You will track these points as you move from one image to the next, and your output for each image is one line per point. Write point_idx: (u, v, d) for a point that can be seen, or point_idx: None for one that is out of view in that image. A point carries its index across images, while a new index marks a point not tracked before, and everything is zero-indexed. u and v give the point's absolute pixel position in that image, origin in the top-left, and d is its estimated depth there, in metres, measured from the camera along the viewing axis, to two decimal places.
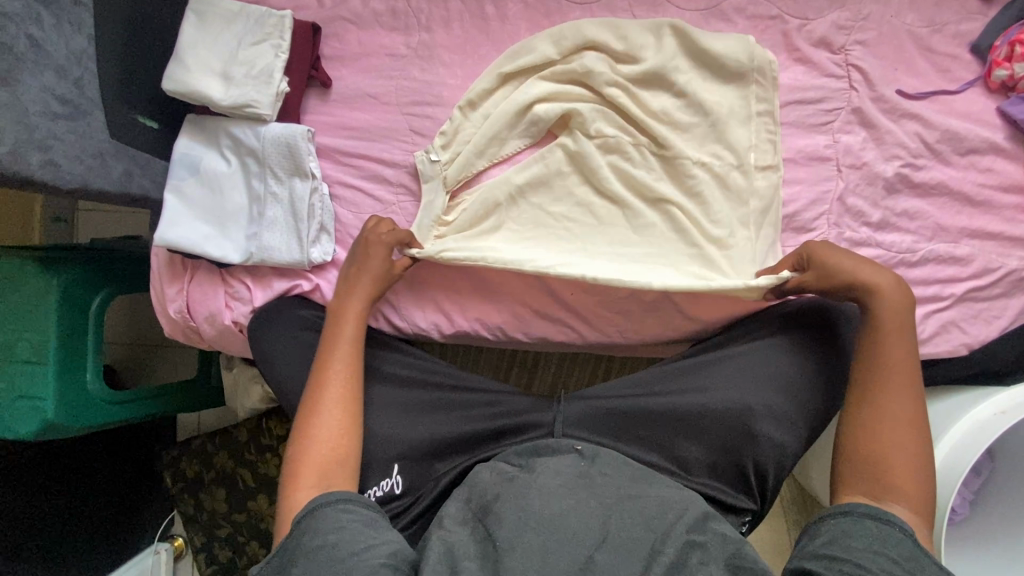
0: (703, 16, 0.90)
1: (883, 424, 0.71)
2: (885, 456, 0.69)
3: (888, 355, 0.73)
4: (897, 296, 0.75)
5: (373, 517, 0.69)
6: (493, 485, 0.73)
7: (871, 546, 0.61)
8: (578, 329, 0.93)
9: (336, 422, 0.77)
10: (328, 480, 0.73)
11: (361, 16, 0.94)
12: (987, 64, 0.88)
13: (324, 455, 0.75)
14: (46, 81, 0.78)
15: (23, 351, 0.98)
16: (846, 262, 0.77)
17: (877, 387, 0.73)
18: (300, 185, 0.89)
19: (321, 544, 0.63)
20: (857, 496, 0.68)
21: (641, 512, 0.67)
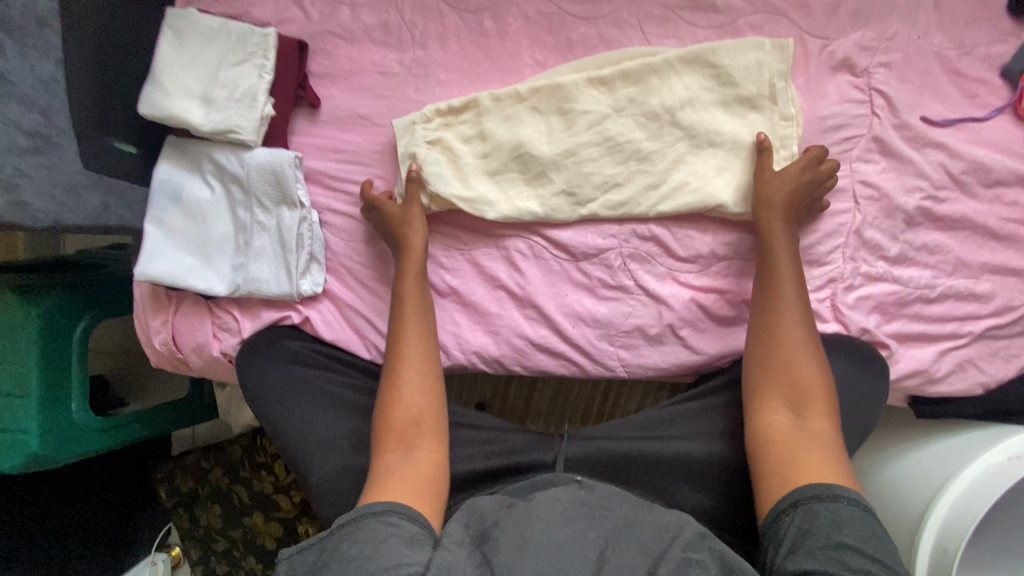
0: (717, 34, 0.84)
1: (777, 385, 0.73)
2: (785, 410, 0.71)
3: (780, 331, 0.75)
4: (789, 257, 0.78)
5: (415, 533, 0.62)
6: (491, 512, 0.68)
7: (832, 534, 0.58)
8: (582, 364, 0.88)
9: (419, 382, 0.76)
10: (410, 440, 0.72)
11: (351, 31, 0.88)
12: (1018, 90, 0.82)
13: (411, 409, 0.74)
14: (11, 114, 0.73)
15: (3, 384, 0.94)
16: (777, 227, 0.78)
17: (773, 355, 0.74)
18: (288, 214, 0.84)
19: (355, 554, 0.59)
20: (780, 422, 0.71)
21: (639, 536, 0.63)
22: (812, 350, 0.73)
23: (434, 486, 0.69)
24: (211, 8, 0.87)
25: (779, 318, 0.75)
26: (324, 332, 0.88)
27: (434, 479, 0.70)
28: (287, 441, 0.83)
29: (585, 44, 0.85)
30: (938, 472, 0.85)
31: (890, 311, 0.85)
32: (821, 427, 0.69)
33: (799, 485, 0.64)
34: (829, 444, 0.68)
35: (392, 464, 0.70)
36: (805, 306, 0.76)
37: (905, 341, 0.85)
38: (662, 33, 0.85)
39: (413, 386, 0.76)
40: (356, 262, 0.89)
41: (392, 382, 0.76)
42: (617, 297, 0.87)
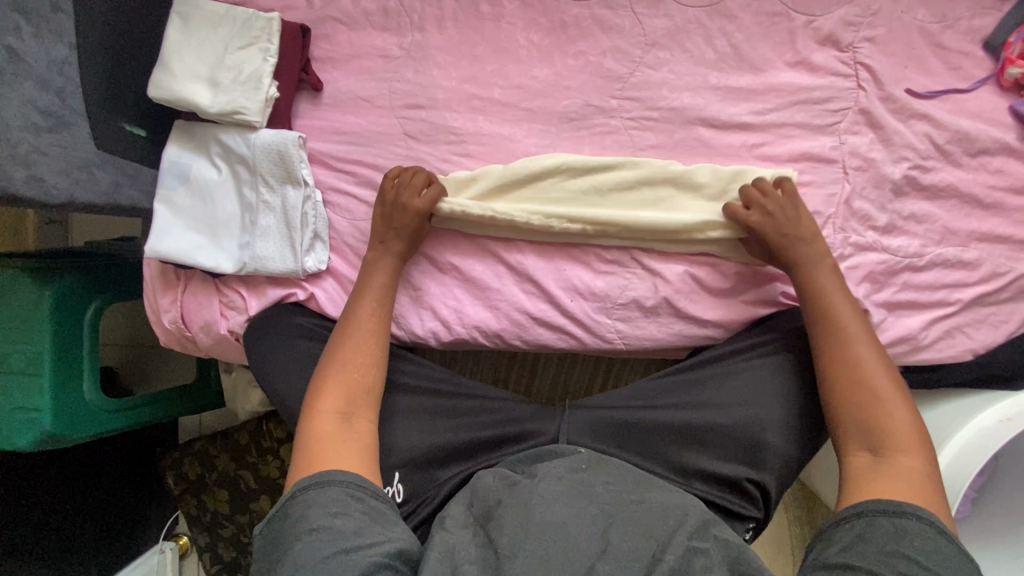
0: (705, 13, 0.87)
1: (855, 427, 0.72)
2: (864, 448, 0.71)
3: (858, 363, 0.75)
4: (846, 298, 0.78)
5: (378, 511, 0.68)
6: (496, 490, 0.71)
7: (889, 543, 0.61)
8: (580, 337, 0.90)
9: (366, 351, 0.80)
10: (353, 409, 0.76)
11: (352, 16, 0.91)
12: (1000, 62, 0.85)
13: (349, 382, 0.77)
14: (27, 94, 0.77)
15: (17, 363, 0.97)
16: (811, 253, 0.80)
17: (849, 396, 0.74)
18: (292, 192, 0.87)
19: (325, 527, 0.63)
20: (863, 453, 0.71)
21: (641, 520, 0.64)
22: (888, 384, 0.73)
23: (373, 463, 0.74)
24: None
25: (852, 358, 0.75)
26: (329, 308, 0.90)
27: (372, 449, 0.75)
28: (296, 412, 0.85)
29: (578, 24, 0.88)
30: (931, 437, 0.87)
31: (880, 280, 0.86)
32: (904, 458, 0.69)
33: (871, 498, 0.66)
34: (916, 475, 0.68)
35: (331, 427, 0.74)
36: (874, 341, 0.76)
37: (896, 309, 0.87)
38: (652, 13, 0.87)
39: (355, 359, 0.79)
40: (359, 241, 0.91)
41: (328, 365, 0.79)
42: (614, 271, 0.89)
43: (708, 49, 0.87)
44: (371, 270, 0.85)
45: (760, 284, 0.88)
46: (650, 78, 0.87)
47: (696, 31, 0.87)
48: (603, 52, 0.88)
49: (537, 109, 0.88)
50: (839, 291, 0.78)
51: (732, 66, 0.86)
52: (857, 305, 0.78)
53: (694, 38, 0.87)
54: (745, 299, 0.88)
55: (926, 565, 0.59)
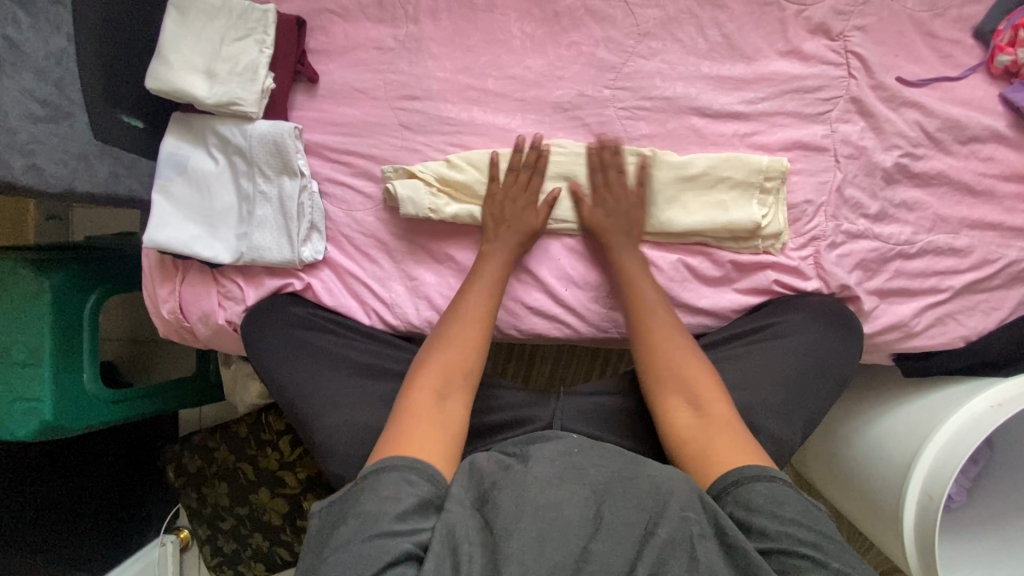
0: (697, 3, 0.87)
1: (671, 384, 0.77)
2: (685, 405, 0.75)
3: (662, 340, 0.80)
4: (646, 277, 0.85)
5: (429, 496, 0.64)
6: (489, 471, 0.68)
7: (772, 509, 0.62)
8: (575, 326, 0.91)
9: (467, 343, 0.79)
10: (446, 391, 0.75)
11: (347, 8, 0.91)
12: (990, 49, 0.85)
13: (449, 368, 0.77)
14: (26, 84, 0.77)
15: (18, 354, 0.98)
16: (616, 243, 0.85)
17: (660, 358, 0.79)
18: (288, 183, 0.88)
19: (370, 513, 0.61)
20: (684, 421, 0.74)
21: (634, 495, 0.62)
22: (685, 351, 0.79)
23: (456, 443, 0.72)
24: None
25: (655, 324, 0.81)
26: (327, 299, 0.92)
27: (459, 431, 0.73)
28: (293, 399, 0.86)
29: (571, 15, 0.89)
30: (926, 422, 0.87)
31: (872, 267, 0.87)
32: (718, 418, 0.73)
33: (733, 468, 0.66)
34: (729, 423, 0.72)
35: (428, 417, 0.72)
36: (677, 323, 0.82)
37: (887, 297, 0.88)
38: (644, 3, 0.88)
39: (456, 350, 0.78)
40: (356, 231, 0.92)
41: (424, 354, 0.78)
42: (608, 260, 0.90)
43: (700, 39, 0.87)
44: (488, 262, 0.85)
45: (753, 272, 0.88)
46: (642, 68, 0.88)
47: (688, 21, 0.87)
48: (596, 42, 0.88)
49: (531, 99, 0.89)
50: (636, 269, 0.84)
51: (724, 56, 0.87)
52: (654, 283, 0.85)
53: (686, 28, 0.87)
54: (740, 288, 0.88)
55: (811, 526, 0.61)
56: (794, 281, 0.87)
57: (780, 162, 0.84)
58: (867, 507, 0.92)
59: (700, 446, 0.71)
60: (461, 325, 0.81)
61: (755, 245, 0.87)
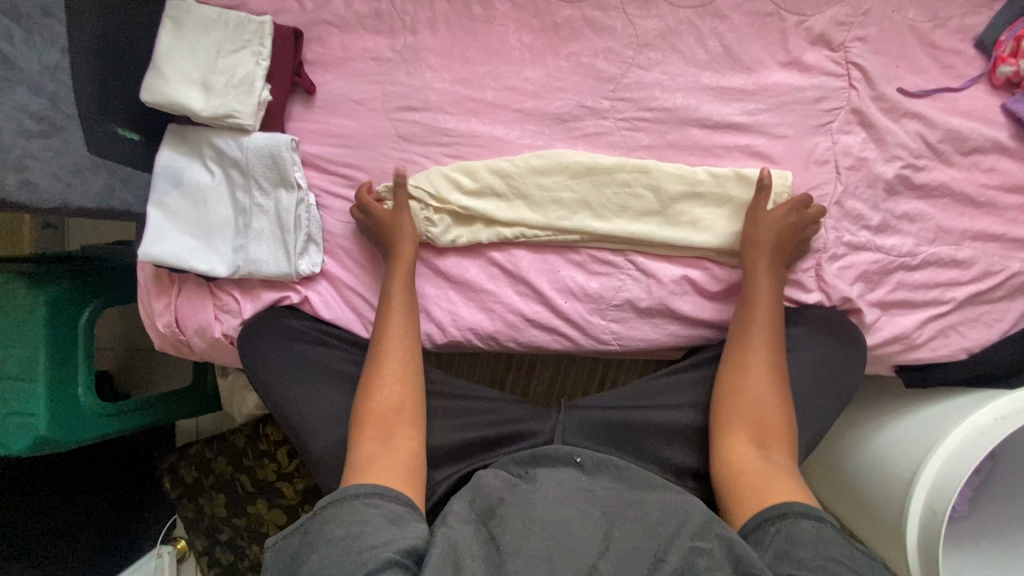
0: (697, 13, 0.86)
1: (743, 420, 0.77)
2: (752, 444, 0.75)
3: (750, 366, 0.79)
4: (770, 304, 0.82)
5: (399, 512, 0.66)
6: (497, 489, 0.70)
7: (817, 546, 0.59)
8: (574, 338, 0.90)
9: (398, 371, 0.80)
10: (391, 428, 0.76)
11: (345, 19, 0.90)
12: (991, 60, 0.85)
13: (387, 407, 0.77)
14: (19, 99, 0.76)
15: (12, 368, 0.97)
16: (761, 267, 0.82)
17: (742, 393, 0.78)
18: (285, 196, 0.87)
19: (342, 534, 0.62)
20: (747, 452, 0.74)
21: (642, 519, 0.63)
22: (766, 384, 0.78)
23: (413, 474, 0.73)
24: None
25: (751, 352, 0.80)
26: (323, 311, 0.91)
27: (412, 460, 0.74)
28: (290, 414, 0.85)
29: (570, 26, 0.88)
30: (929, 435, 0.86)
31: (874, 279, 0.87)
32: (781, 460, 0.73)
33: (774, 506, 0.66)
34: (792, 475, 0.71)
35: (376, 449, 0.74)
36: (774, 348, 0.80)
37: (889, 309, 0.87)
38: (644, 14, 0.87)
39: (394, 385, 0.79)
40: (354, 243, 0.91)
41: (366, 389, 0.79)
42: (608, 272, 0.89)
43: (700, 50, 0.87)
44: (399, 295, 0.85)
45: None
46: (642, 79, 0.87)
47: (687, 32, 0.87)
48: (596, 54, 0.88)
49: (530, 110, 0.88)
50: (762, 294, 0.82)
51: (724, 67, 0.86)
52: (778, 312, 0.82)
53: (686, 39, 0.87)
54: None
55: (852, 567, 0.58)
56: (794, 293, 0.86)
57: (786, 177, 0.85)
58: (870, 521, 0.91)
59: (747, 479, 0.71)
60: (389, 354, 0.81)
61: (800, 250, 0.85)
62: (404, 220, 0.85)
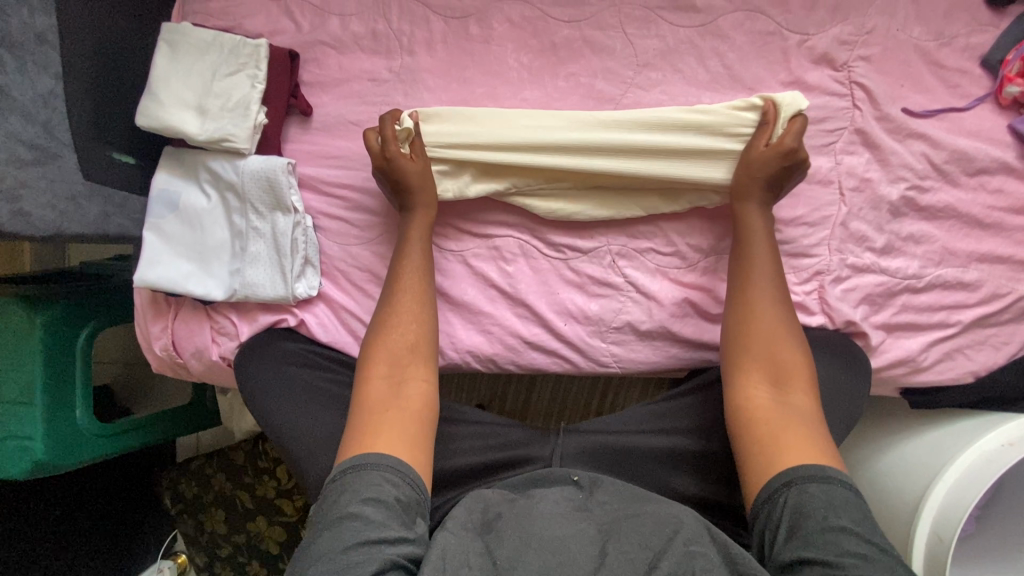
0: (698, 33, 0.85)
1: (758, 362, 0.74)
2: (766, 385, 0.72)
3: (759, 306, 0.77)
4: (767, 248, 0.79)
5: (412, 498, 0.64)
6: (495, 502, 0.69)
7: (827, 515, 0.59)
8: (574, 360, 0.89)
9: (414, 311, 0.79)
10: (399, 371, 0.74)
11: (341, 40, 0.89)
12: (998, 80, 0.83)
13: (396, 349, 0.76)
14: (12, 127, 0.76)
15: (10, 391, 0.97)
16: (751, 209, 0.81)
17: (752, 336, 0.75)
18: (282, 219, 0.86)
19: (355, 512, 0.60)
20: (761, 395, 0.72)
21: (639, 529, 0.62)
22: (779, 323, 0.75)
23: (424, 429, 0.71)
24: (204, 20, 0.90)
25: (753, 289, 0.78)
26: (320, 334, 0.90)
27: (424, 410, 0.72)
28: (287, 440, 0.84)
29: (569, 46, 0.87)
30: (935, 460, 0.84)
31: (878, 301, 0.85)
32: (800, 402, 0.70)
33: (793, 464, 0.64)
34: (809, 418, 0.69)
35: (379, 395, 0.72)
36: (778, 281, 0.78)
37: (894, 331, 0.86)
38: (643, 34, 0.86)
39: (405, 325, 0.78)
40: (351, 265, 0.90)
41: (375, 333, 0.78)
42: (608, 294, 0.88)
43: (701, 70, 0.85)
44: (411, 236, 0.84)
45: None
46: (642, 99, 0.86)
47: (688, 52, 0.85)
48: (595, 74, 0.86)
49: None
50: (757, 241, 0.80)
51: (726, 87, 0.85)
52: (777, 258, 0.79)
53: (686, 59, 0.85)
54: None
55: (864, 533, 0.58)
56: (798, 316, 0.85)
57: (797, 99, 0.80)
58: None
59: (763, 429, 0.69)
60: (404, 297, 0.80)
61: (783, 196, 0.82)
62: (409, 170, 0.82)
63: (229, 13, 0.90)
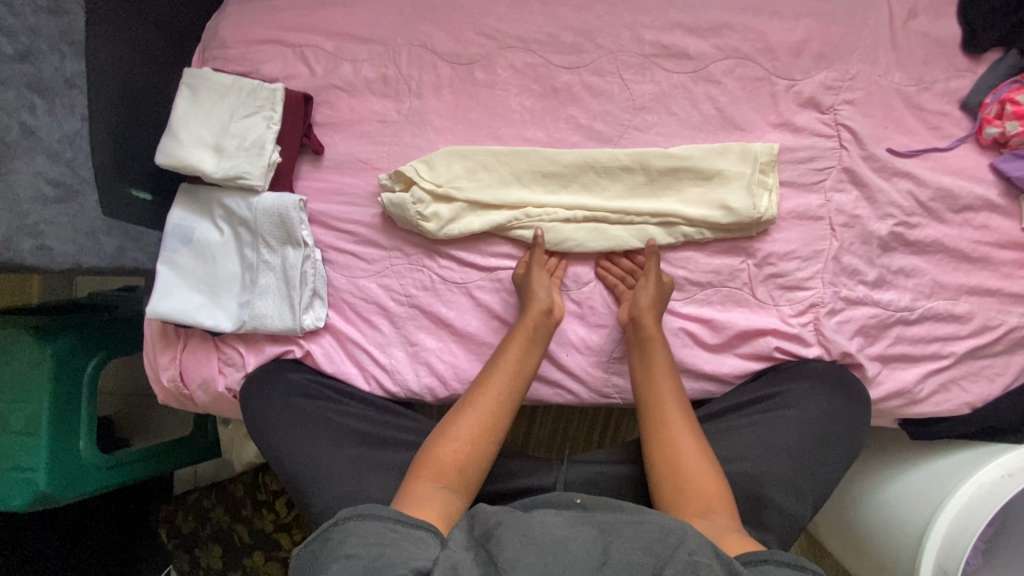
0: (691, 78, 0.90)
1: (683, 489, 0.71)
2: (704, 514, 0.68)
3: (679, 433, 0.75)
4: (667, 372, 0.81)
5: (418, 533, 0.62)
6: (496, 511, 0.63)
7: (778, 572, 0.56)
8: (577, 392, 0.91)
9: (472, 429, 0.75)
10: (440, 474, 0.72)
11: (353, 84, 0.94)
12: (978, 121, 0.88)
13: (455, 455, 0.73)
14: (39, 166, 0.78)
15: (15, 423, 0.97)
16: (655, 340, 0.83)
17: (679, 454, 0.73)
18: (292, 253, 0.89)
19: (357, 552, 0.59)
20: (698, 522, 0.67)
21: (642, 536, 0.58)
22: (698, 448, 0.74)
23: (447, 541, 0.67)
24: (223, 65, 0.95)
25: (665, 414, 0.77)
26: (326, 366, 0.92)
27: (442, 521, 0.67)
28: (291, 472, 0.85)
29: (569, 90, 0.91)
30: (935, 491, 0.85)
31: (873, 333, 0.87)
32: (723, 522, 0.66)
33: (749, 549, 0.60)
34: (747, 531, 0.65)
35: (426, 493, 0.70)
36: (685, 409, 0.78)
37: (889, 362, 0.88)
38: (639, 79, 0.90)
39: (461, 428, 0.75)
40: (358, 297, 0.93)
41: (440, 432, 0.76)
42: (609, 325, 0.90)
43: (694, 112, 0.90)
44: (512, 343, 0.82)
45: (753, 338, 0.88)
46: (638, 140, 0.90)
47: (682, 96, 0.90)
48: (594, 116, 0.91)
49: None
50: (659, 364, 0.81)
51: (719, 128, 0.89)
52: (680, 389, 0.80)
53: (680, 103, 0.90)
54: (742, 353, 0.88)
55: None
56: (795, 347, 0.87)
57: (773, 148, 0.86)
58: None
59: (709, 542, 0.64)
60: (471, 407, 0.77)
61: (750, 232, 0.88)
62: (538, 285, 0.85)
63: (247, 58, 0.94)
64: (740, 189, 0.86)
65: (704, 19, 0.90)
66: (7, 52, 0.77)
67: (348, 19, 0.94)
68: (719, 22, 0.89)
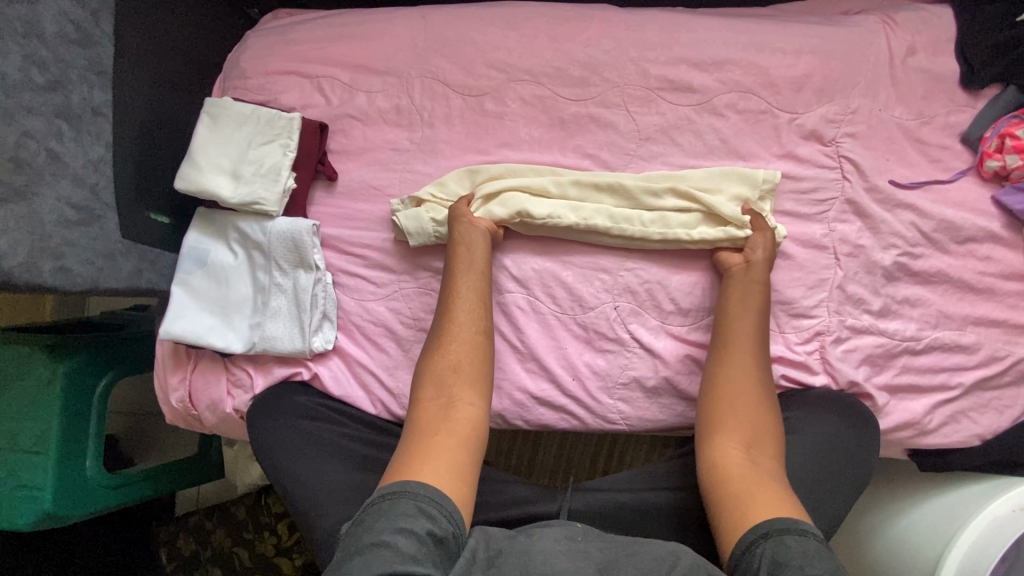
0: (695, 111, 0.92)
1: (735, 424, 0.76)
2: (742, 447, 0.74)
3: (736, 372, 0.80)
4: (754, 319, 0.83)
5: (445, 533, 0.62)
6: (498, 539, 0.64)
7: (802, 565, 0.56)
8: (582, 418, 0.91)
9: (469, 342, 0.81)
10: (451, 390, 0.77)
11: (367, 114, 0.97)
12: (979, 155, 0.89)
13: (462, 374, 0.79)
14: (63, 190, 0.81)
15: (25, 441, 0.98)
16: (751, 288, 0.84)
17: (731, 392, 0.78)
18: (304, 276, 0.91)
19: (390, 539, 0.59)
20: (738, 454, 0.73)
21: (640, 560, 0.60)
22: (755, 389, 0.78)
23: (470, 455, 0.72)
24: (243, 94, 0.98)
25: (735, 354, 0.81)
26: (333, 388, 0.92)
27: (470, 434, 0.74)
28: (294, 494, 0.84)
29: (577, 121, 0.94)
30: (946, 524, 0.83)
31: (879, 362, 0.88)
32: (769, 465, 0.72)
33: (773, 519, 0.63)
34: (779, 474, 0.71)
35: (434, 414, 0.75)
36: (757, 352, 0.81)
37: (897, 392, 0.88)
38: (645, 111, 0.93)
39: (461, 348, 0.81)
40: (366, 320, 0.94)
41: (434, 356, 0.81)
42: (614, 350, 0.91)
43: (699, 143, 0.92)
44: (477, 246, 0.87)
45: None
46: (644, 169, 0.92)
47: (686, 128, 0.92)
48: (601, 147, 0.93)
49: None
50: (748, 310, 0.83)
51: (722, 159, 0.91)
52: (761, 337, 0.82)
53: (684, 134, 0.92)
54: None
55: None
56: (800, 375, 0.87)
57: (774, 175, 0.88)
58: None
59: (737, 486, 0.69)
60: (461, 322, 0.82)
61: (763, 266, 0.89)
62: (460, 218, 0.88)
63: (266, 88, 0.98)
64: (743, 216, 0.87)
65: (708, 54, 0.92)
66: (39, 81, 0.79)
67: (363, 52, 0.98)
68: (722, 58, 0.92)
